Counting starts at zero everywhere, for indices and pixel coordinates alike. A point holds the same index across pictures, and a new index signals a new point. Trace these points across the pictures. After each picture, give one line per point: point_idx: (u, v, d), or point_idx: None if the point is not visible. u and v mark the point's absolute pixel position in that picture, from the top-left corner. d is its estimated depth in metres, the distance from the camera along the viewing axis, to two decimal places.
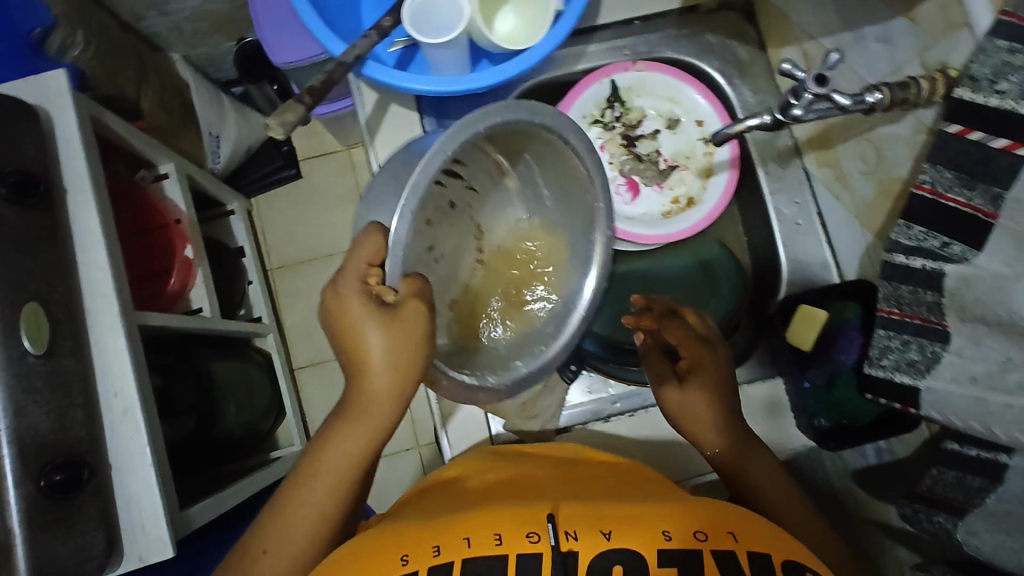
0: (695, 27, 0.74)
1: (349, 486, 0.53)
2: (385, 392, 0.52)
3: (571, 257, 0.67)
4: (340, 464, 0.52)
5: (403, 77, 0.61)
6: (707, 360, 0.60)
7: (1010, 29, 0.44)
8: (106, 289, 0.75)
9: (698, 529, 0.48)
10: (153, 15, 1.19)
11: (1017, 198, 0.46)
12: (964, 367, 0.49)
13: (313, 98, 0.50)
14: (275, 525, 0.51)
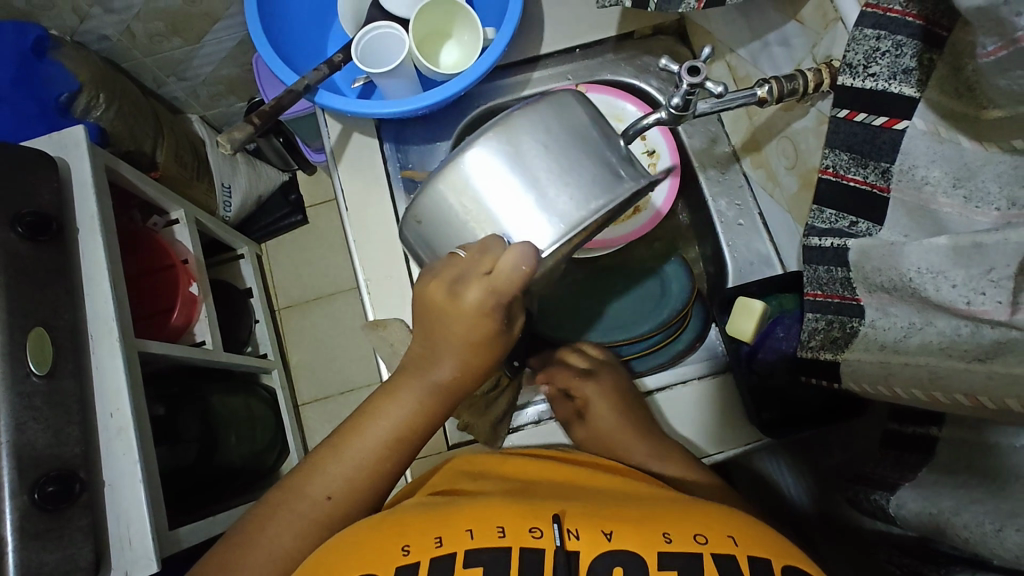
0: (631, 52, 0.81)
1: (405, 450, 0.59)
2: (459, 376, 0.58)
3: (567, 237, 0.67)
4: (401, 429, 0.58)
5: (355, 104, 0.67)
6: (594, 397, 0.69)
7: (873, 17, 0.49)
8: (108, 316, 0.81)
9: (698, 533, 0.47)
10: (173, 81, 1.34)
11: (902, 169, 0.49)
12: (876, 337, 0.50)
13: (262, 121, 0.60)
14: (331, 471, 0.57)
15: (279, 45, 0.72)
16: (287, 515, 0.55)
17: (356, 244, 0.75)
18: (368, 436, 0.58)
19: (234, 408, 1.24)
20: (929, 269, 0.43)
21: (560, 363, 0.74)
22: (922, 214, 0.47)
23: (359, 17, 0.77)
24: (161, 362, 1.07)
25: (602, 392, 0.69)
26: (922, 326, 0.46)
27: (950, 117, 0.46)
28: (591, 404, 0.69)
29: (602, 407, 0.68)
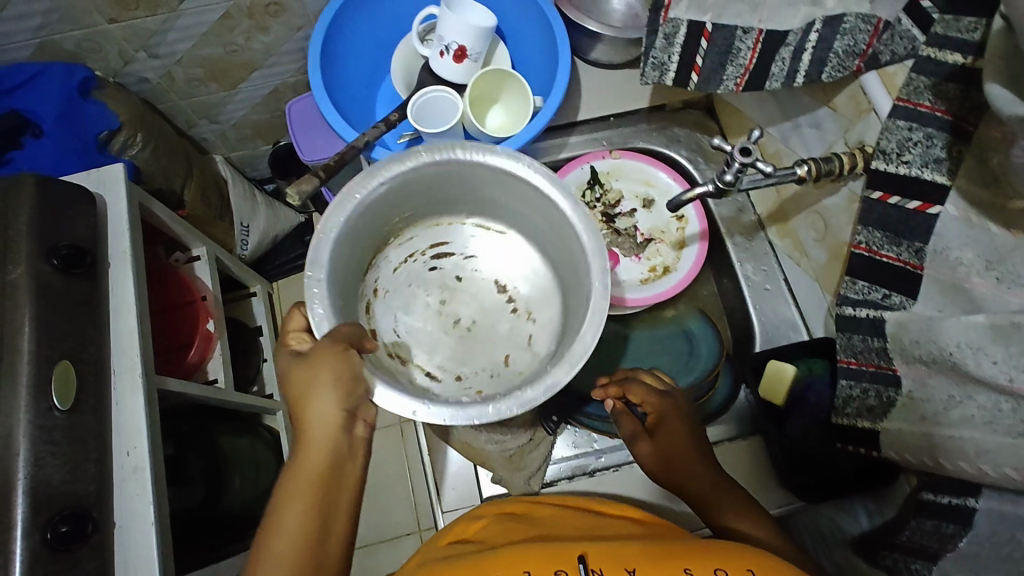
0: (662, 123, 0.86)
1: (311, 537, 0.47)
2: (321, 415, 0.50)
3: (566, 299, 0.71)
4: (295, 518, 0.47)
5: None
6: (672, 415, 0.64)
7: (904, 110, 0.54)
8: (132, 352, 0.78)
9: (717, 568, 0.46)
10: (204, 123, 1.38)
11: (935, 250, 0.52)
12: (915, 408, 0.52)
13: (327, 173, 0.65)
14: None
15: (335, 103, 0.76)
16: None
17: None
18: (275, 543, 0.47)
19: (240, 449, 1.21)
20: (968, 345, 0.46)
21: (639, 380, 0.66)
22: (955, 291, 0.51)
23: (410, 79, 0.82)
24: (173, 400, 1.06)
25: (675, 412, 0.64)
26: (962, 399, 0.48)
27: (979, 205, 0.49)
28: (665, 423, 0.63)
29: (677, 429, 0.63)
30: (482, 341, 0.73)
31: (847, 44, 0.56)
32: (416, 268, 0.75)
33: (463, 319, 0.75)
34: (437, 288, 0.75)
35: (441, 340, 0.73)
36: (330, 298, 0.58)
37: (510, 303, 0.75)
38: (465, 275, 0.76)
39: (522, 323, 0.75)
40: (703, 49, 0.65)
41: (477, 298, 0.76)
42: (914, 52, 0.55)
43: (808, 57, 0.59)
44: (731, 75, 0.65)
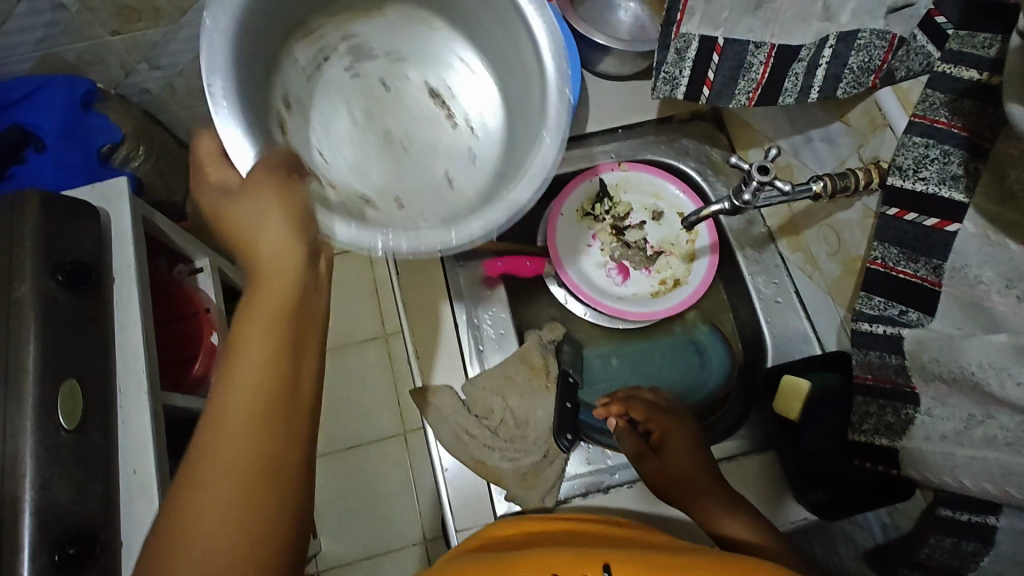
0: (671, 134, 0.85)
1: (278, 395, 0.44)
2: (270, 260, 0.46)
3: (516, 146, 0.62)
4: (251, 376, 0.43)
5: None
6: (678, 431, 0.67)
7: (920, 126, 0.54)
8: (139, 367, 0.75)
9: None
10: (204, 133, 1.36)
11: (953, 267, 0.52)
12: (934, 427, 0.52)
13: None
14: (209, 478, 0.42)
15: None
16: (190, 553, 0.40)
17: (405, 301, 0.77)
18: (235, 410, 0.43)
19: None
20: (991, 365, 0.46)
21: (641, 398, 0.71)
22: (976, 309, 0.50)
23: None
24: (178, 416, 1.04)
25: (683, 431, 0.67)
26: (984, 419, 0.48)
27: (998, 222, 0.49)
28: (672, 434, 0.66)
29: (681, 443, 0.65)
30: (416, 156, 0.65)
31: (863, 60, 0.57)
32: (342, 86, 0.66)
33: (395, 128, 0.66)
34: (369, 98, 0.66)
35: (370, 158, 0.64)
36: (253, 138, 0.52)
37: (449, 121, 0.67)
38: (390, 83, 0.67)
39: (463, 132, 0.67)
40: (715, 64, 0.65)
41: (411, 113, 0.67)
42: (929, 68, 0.55)
43: (822, 72, 0.60)
44: (743, 90, 0.65)
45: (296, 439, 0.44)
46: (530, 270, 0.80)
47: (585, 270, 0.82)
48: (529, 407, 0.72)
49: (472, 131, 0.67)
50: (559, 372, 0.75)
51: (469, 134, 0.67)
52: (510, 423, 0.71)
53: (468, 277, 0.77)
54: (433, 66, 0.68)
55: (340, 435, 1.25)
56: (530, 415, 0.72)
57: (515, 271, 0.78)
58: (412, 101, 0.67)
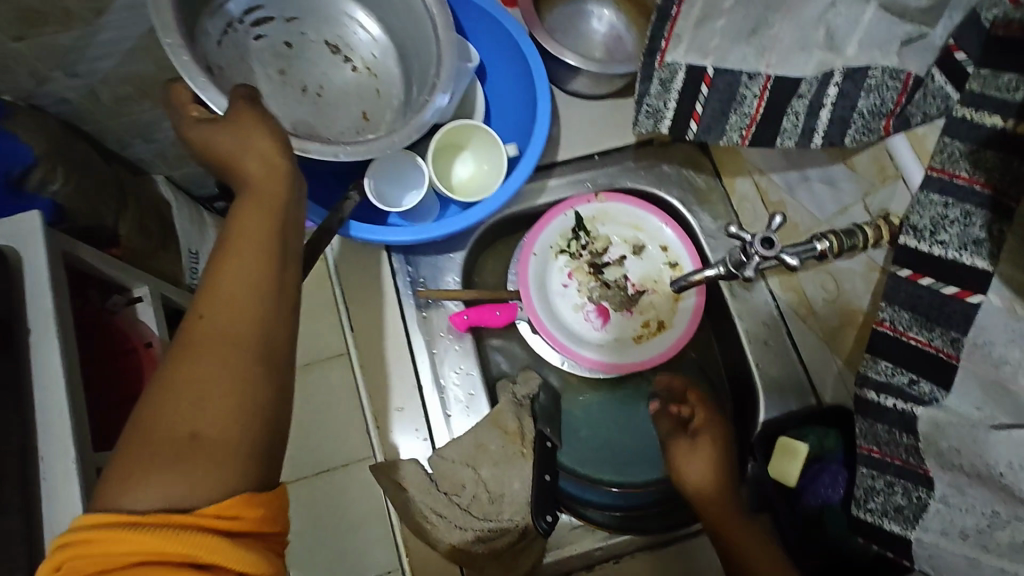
0: (650, 159, 0.77)
1: (259, 305, 0.41)
2: (258, 172, 0.46)
3: (382, 72, 0.68)
4: (235, 275, 0.41)
5: (385, 230, 0.62)
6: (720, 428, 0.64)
7: (939, 182, 0.48)
8: (65, 431, 0.51)
9: None
10: (138, 143, 0.94)
11: (974, 342, 0.47)
12: (953, 520, 0.47)
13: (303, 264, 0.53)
14: (200, 384, 0.38)
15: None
16: (156, 462, 0.37)
17: (362, 367, 0.69)
18: (220, 313, 0.40)
19: None
20: (1022, 465, 0.41)
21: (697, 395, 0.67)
22: (998, 390, 0.45)
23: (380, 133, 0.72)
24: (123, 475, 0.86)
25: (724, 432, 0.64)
26: (1009, 519, 0.43)
27: (1023, 293, 0.45)
28: (716, 433, 0.64)
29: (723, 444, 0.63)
30: (331, 100, 0.66)
31: (873, 103, 0.51)
32: (260, 73, 0.63)
33: (310, 85, 0.66)
34: (286, 83, 0.64)
35: (289, 105, 0.64)
36: (212, 87, 0.53)
37: (349, 65, 0.68)
38: (308, 81, 0.66)
39: (367, 81, 0.68)
40: (703, 96, 0.56)
41: (319, 68, 0.66)
42: (948, 112, 0.49)
43: (826, 114, 0.52)
44: (734, 125, 0.56)
45: (276, 351, 0.41)
46: (500, 319, 0.72)
47: (561, 315, 0.74)
48: (504, 478, 0.65)
49: (376, 56, 0.68)
50: (537, 435, 0.68)
51: (372, 64, 0.68)
52: (484, 500, 0.64)
53: (430, 329, 0.70)
54: (311, 54, 0.66)
55: None
56: (507, 485, 0.65)
57: (483, 323, 0.71)
58: (320, 80, 0.66)
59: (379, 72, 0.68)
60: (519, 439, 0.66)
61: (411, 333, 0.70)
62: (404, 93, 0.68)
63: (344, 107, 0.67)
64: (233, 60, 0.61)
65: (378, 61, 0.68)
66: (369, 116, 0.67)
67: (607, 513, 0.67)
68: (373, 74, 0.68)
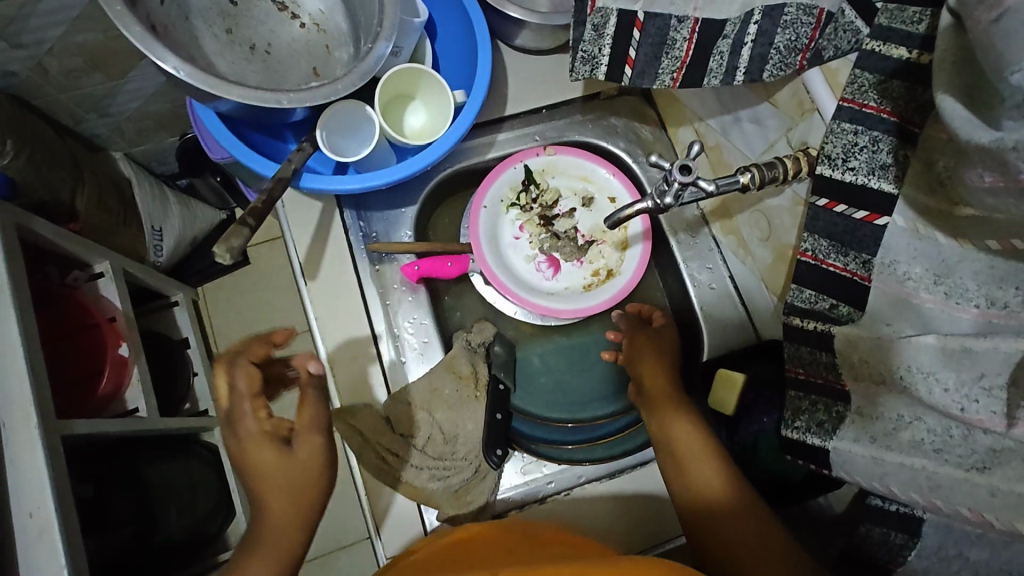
0: (599, 112, 0.79)
1: None
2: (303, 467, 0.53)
3: (331, 26, 0.68)
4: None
5: (335, 179, 0.62)
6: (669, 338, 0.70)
7: (849, 111, 0.50)
8: (22, 396, 0.57)
9: None
10: (92, 118, 0.96)
11: (883, 263, 0.50)
12: (865, 427, 0.49)
13: (256, 217, 0.55)
14: None
15: (240, 135, 0.66)
16: None
17: (317, 320, 0.69)
18: None
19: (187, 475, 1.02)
20: (921, 369, 0.44)
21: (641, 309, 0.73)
22: (902, 305, 0.49)
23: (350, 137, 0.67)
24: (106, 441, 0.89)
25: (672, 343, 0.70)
26: (912, 421, 0.46)
27: (927, 214, 0.47)
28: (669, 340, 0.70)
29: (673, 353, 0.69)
30: (281, 58, 0.66)
31: (789, 39, 0.52)
32: (205, 31, 0.62)
33: (258, 43, 0.66)
34: (234, 41, 0.64)
35: (238, 64, 0.63)
36: (148, 37, 0.52)
37: (297, 22, 0.68)
38: (257, 40, 0.66)
39: (316, 38, 0.68)
40: (636, 41, 0.58)
41: (265, 26, 0.66)
42: (857, 46, 0.51)
43: (748, 52, 0.54)
44: (667, 69, 0.59)
45: None
46: (452, 271, 0.74)
47: (513, 266, 0.77)
48: (457, 419, 0.69)
49: (324, 12, 0.68)
50: (490, 379, 0.72)
51: (320, 20, 0.68)
52: (438, 438, 0.68)
53: (384, 281, 0.72)
54: (258, 13, 0.66)
55: None
56: (467, 422, 0.69)
57: (434, 274, 0.72)
58: (268, 40, 0.66)
59: (328, 28, 0.68)
60: (467, 380, 0.70)
61: (365, 286, 0.71)
62: (353, 45, 0.67)
63: (294, 63, 0.67)
64: (175, 20, 0.59)
65: (327, 17, 0.68)
66: (320, 72, 0.67)
67: (557, 449, 0.70)
68: (322, 30, 0.68)
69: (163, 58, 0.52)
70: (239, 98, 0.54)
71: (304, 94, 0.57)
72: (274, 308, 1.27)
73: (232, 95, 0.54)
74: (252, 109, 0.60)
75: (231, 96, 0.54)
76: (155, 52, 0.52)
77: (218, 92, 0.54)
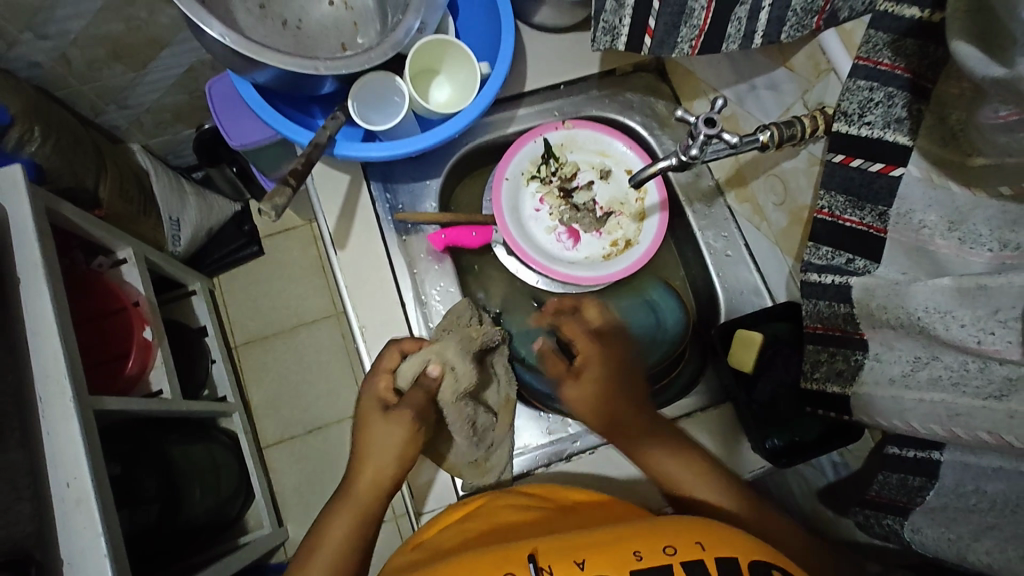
0: (615, 88, 0.81)
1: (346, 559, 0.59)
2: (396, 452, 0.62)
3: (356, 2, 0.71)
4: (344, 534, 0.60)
5: (364, 148, 0.65)
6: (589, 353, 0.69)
7: (865, 69, 0.53)
8: (61, 374, 0.62)
9: (667, 544, 0.47)
10: (112, 109, 0.98)
11: (899, 213, 0.52)
12: (883, 370, 0.52)
13: (297, 179, 0.57)
14: None
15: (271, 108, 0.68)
16: None
17: (347, 291, 0.71)
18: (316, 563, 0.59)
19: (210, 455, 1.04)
20: (936, 309, 0.46)
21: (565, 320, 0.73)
22: (920, 253, 0.50)
23: (381, 107, 0.70)
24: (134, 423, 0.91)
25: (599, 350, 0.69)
26: (928, 361, 0.48)
27: (940, 164, 0.49)
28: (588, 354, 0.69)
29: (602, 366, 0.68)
30: (312, 35, 0.69)
31: (805, 2, 0.55)
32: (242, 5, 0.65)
33: (290, 19, 0.68)
34: (270, 17, 0.67)
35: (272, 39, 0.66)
36: (196, 7, 0.56)
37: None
38: (289, 17, 0.68)
39: (344, 15, 0.70)
40: (655, 11, 0.61)
41: (297, 3, 0.69)
42: (871, 7, 0.53)
43: (766, 16, 0.57)
44: (685, 38, 0.62)
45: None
46: (476, 240, 0.77)
47: (534, 236, 0.79)
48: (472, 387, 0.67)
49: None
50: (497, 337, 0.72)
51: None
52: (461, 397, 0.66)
53: (409, 253, 0.74)
54: None
55: (298, 420, 1.26)
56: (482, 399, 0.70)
57: (460, 243, 0.75)
58: (299, 17, 0.69)
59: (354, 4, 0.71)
60: (481, 335, 0.68)
61: (392, 255, 0.73)
62: (378, 20, 0.70)
63: (322, 39, 0.69)
64: None
65: None
66: (348, 46, 0.69)
67: None
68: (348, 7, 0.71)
69: (211, 28, 0.56)
70: (278, 64, 0.57)
71: (338, 63, 0.60)
72: (290, 298, 1.30)
73: (272, 61, 0.57)
74: (288, 83, 0.63)
75: (270, 62, 0.57)
76: (202, 22, 0.56)
77: (260, 59, 0.57)
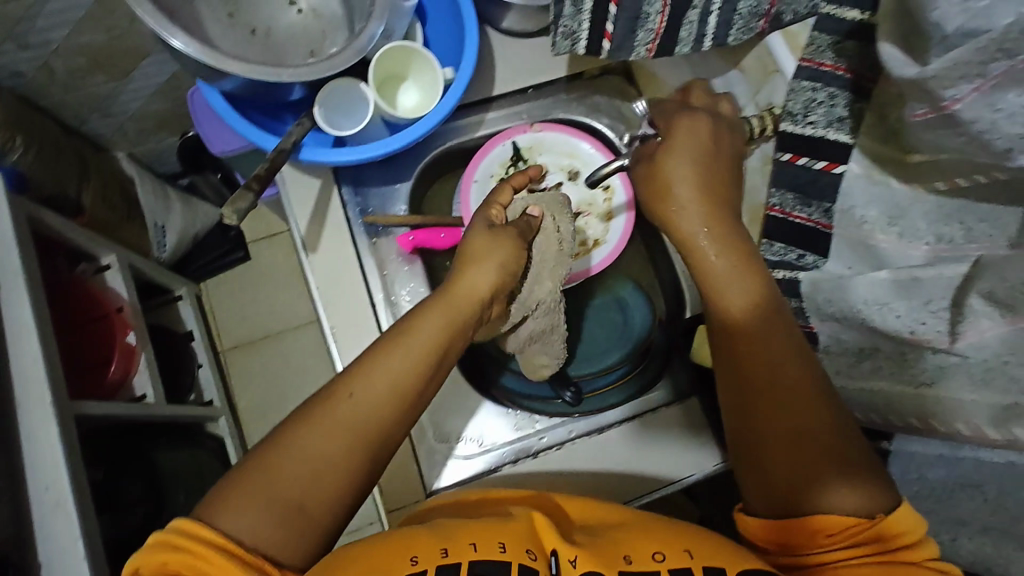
0: (582, 91, 0.82)
1: (404, 386, 0.52)
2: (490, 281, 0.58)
3: (325, 9, 0.72)
4: (417, 353, 0.53)
5: (332, 152, 0.67)
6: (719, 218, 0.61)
7: (808, 70, 0.57)
8: (40, 378, 0.63)
9: (656, 550, 0.47)
10: (96, 117, 1.00)
11: (843, 209, 0.54)
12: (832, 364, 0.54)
13: (260, 184, 0.59)
14: (340, 416, 0.50)
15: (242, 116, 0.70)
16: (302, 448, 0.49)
17: (320, 293, 0.72)
18: (372, 377, 0.51)
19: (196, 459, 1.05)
20: (875, 301, 0.49)
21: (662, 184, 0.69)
22: (863, 247, 0.53)
23: (344, 110, 0.71)
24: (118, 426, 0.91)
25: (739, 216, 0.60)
26: (872, 352, 0.53)
27: (880, 160, 0.52)
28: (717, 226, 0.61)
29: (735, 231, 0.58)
30: (281, 42, 0.71)
31: (752, 5, 0.58)
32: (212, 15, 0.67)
33: (257, 28, 0.70)
34: (239, 26, 0.69)
35: (241, 46, 0.68)
36: (160, 17, 0.58)
37: (293, 9, 0.72)
38: (257, 25, 0.70)
39: (312, 23, 0.72)
40: (613, 16, 0.60)
41: (265, 12, 0.71)
42: (814, 11, 0.58)
43: (715, 19, 0.59)
44: (642, 41, 0.62)
45: (390, 420, 0.51)
46: (445, 242, 0.77)
47: None
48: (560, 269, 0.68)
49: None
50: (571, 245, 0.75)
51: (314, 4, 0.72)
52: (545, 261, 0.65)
53: (381, 255, 0.76)
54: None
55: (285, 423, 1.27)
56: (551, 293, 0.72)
57: (428, 244, 0.76)
58: (267, 24, 0.70)
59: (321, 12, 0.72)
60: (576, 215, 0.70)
61: (364, 257, 0.75)
62: (344, 27, 0.71)
63: (290, 46, 0.71)
64: (183, 5, 0.64)
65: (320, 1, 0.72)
66: (315, 52, 0.70)
67: (547, 403, 0.76)
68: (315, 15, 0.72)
69: (177, 38, 0.57)
70: (243, 73, 0.59)
71: (302, 69, 0.61)
72: (275, 302, 1.31)
73: (236, 71, 0.58)
74: (255, 89, 0.65)
75: (234, 71, 0.59)
76: (168, 32, 0.57)
77: (220, 67, 0.58)
